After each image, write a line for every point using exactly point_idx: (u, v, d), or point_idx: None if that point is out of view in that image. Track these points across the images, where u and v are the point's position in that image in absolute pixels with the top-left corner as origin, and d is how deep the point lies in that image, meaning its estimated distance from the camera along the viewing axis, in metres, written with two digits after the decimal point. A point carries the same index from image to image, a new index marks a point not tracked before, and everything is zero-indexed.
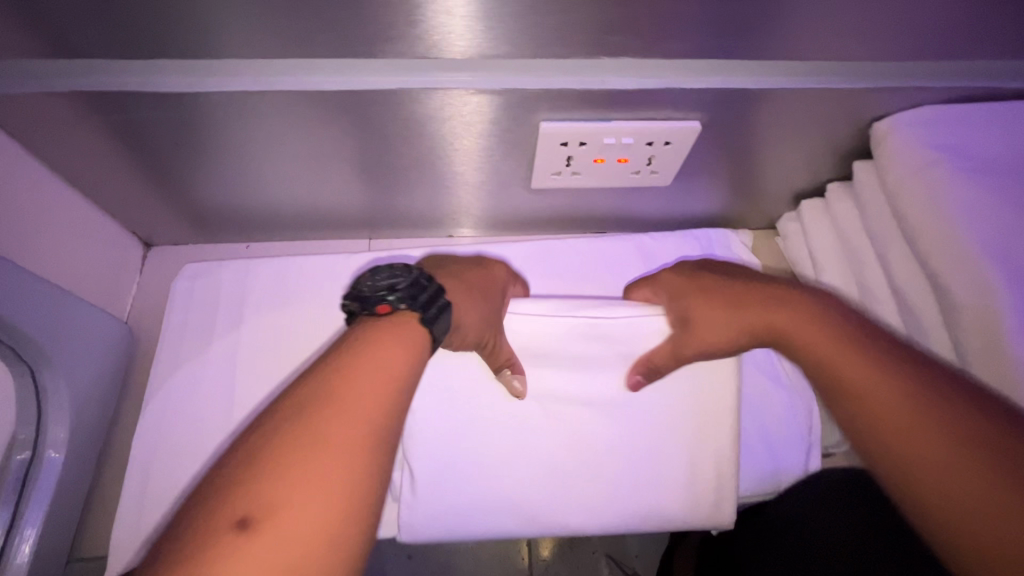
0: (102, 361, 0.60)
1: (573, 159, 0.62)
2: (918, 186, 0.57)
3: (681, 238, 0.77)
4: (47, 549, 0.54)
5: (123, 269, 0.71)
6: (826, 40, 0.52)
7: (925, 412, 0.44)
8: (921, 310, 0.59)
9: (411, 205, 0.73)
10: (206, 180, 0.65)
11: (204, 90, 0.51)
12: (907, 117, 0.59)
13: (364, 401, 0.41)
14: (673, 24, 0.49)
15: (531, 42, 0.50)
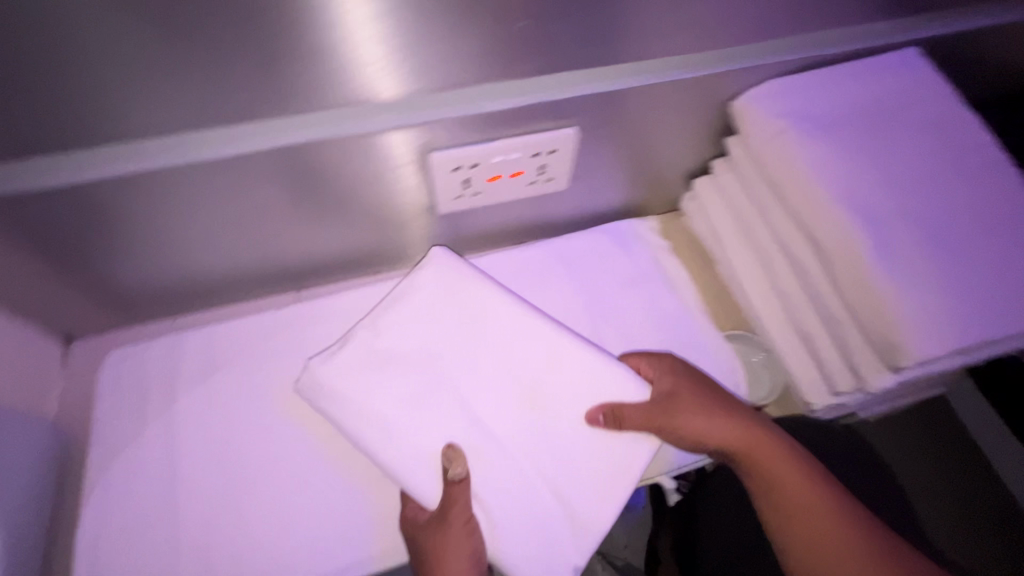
0: (31, 461, 0.59)
1: (469, 181, 0.66)
2: (776, 151, 0.64)
3: (591, 234, 0.81)
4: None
5: (44, 368, 0.70)
6: (661, 37, 0.58)
7: (842, 521, 0.56)
8: (803, 261, 0.65)
9: (330, 252, 0.75)
10: (116, 265, 0.65)
11: (91, 179, 0.52)
12: (756, 94, 0.66)
13: (468, 547, 0.59)
14: (521, 44, 0.54)
15: (399, 81, 0.54)
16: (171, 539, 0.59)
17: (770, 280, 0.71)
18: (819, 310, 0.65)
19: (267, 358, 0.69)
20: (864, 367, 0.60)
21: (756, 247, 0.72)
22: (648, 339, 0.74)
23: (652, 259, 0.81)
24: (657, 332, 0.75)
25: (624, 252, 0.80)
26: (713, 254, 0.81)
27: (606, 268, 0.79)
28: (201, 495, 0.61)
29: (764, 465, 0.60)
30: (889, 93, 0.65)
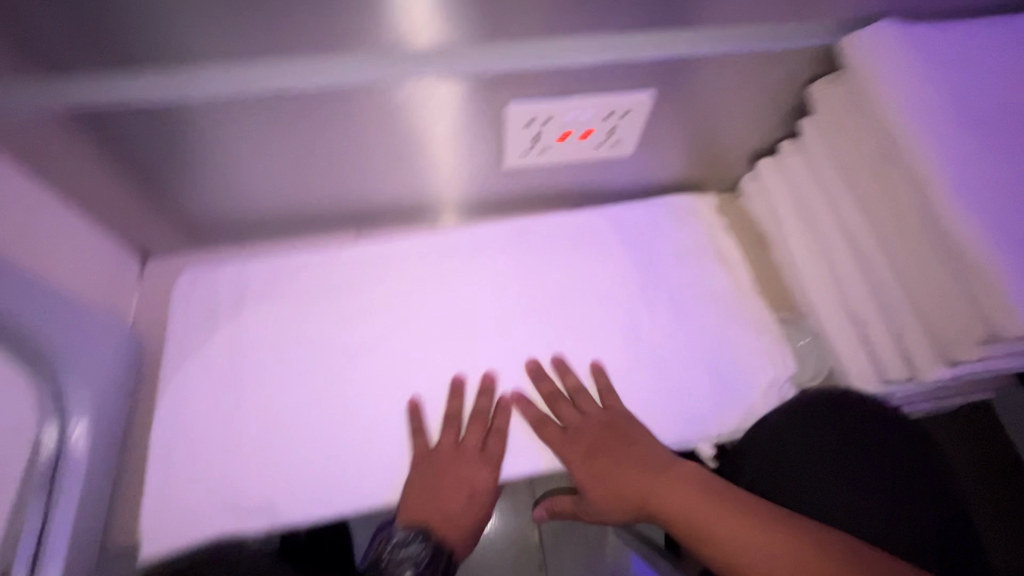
0: (115, 364, 0.63)
1: (540, 136, 0.66)
2: (883, 92, 0.57)
3: (649, 206, 0.82)
4: (120, 520, 0.62)
5: (124, 279, 0.73)
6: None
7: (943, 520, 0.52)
8: (834, 251, 0.69)
9: (376, 197, 0.76)
10: (206, 192, 0.69)
11: (190, 97, 0.54)
12: (877, 31, 0.59)
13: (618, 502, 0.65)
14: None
15: (464, 27, 0.53)
16: (329, 425, 0.65)
17: (826, 262, 0.71)
18: (877, 297, 0.64)
19: (366, 275, 0.74)
20: (917, 355, 0.59)
21: (818, 234, 0.71)
22: (663, 325, 0.73)
23: (703, 234, 0.81)
24: (676, 321, 0.73)
25: (673, 226, 0.81)
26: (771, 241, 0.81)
27: (659, 240, 0.79)
28: (334, 403, 0.66)
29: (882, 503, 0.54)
30: (996, 41, 0.60)
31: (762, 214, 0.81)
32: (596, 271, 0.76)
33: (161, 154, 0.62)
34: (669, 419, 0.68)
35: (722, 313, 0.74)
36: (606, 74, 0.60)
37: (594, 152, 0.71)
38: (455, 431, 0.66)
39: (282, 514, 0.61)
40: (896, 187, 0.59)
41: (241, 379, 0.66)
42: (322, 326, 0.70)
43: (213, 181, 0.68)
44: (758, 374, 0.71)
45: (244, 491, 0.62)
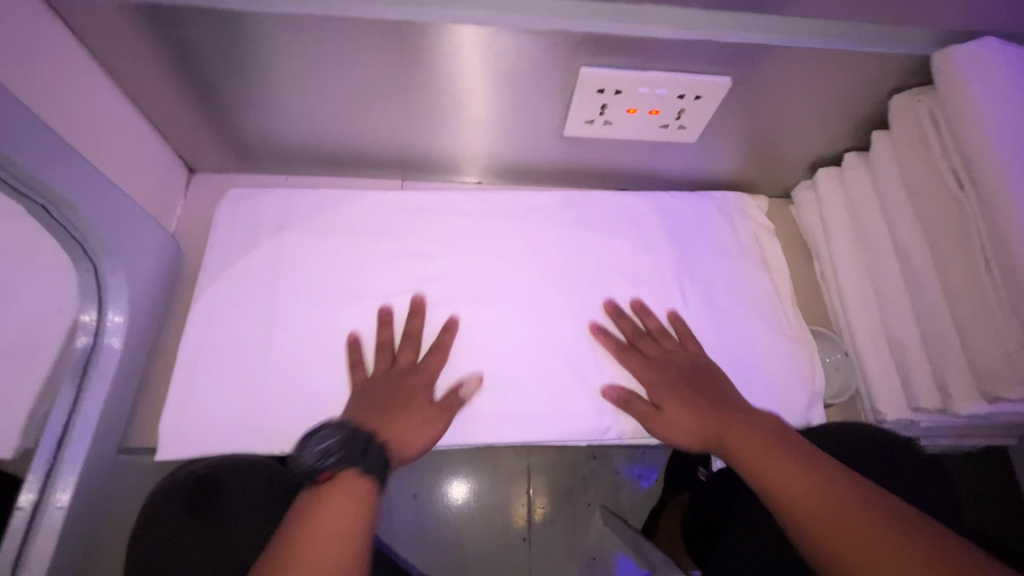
0: (154, 269, 0.64)
1: (607, 107, 0.65)
2: (971, 114, 0.55)
3: (698, 199, 0.80)
4: (141, 423, 0.63)
5: (170, 187, 0.74)
6: None
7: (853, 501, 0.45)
8: (884, 272, 0.68)
9: (424, 145, 0.75)
10: (263, 114, 0.69)
11: (271, 11, 0.53)
12: (972, 48, 0.56)
13: (705, 425, 0.59)
14: None
15: None
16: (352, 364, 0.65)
17: (875, 282, 0.70)
18: (921, 325, 0.63)
19: (404, 223, 0.73)
20: (954, 389, 0.59)
21: (871, 252, 0.70)
22: (699, 321, 0.72)
23: (751, 236, 0.79)
24: (711, 319, 0.73)
25: (722, 223, 0.79)
26: (818, 252, 0.79)
27: (704, 234, 0.78)
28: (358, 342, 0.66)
29: (760, 468, 0.52)
30: None
31: (813, 225, 0.80)
32: (636, 258, 0.75)
33: (226, 67, 0.61)
34: None
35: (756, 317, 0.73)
36: (694, 51, 0.58)
37: (657, 133, 0.69)
38: (358, 355, 0.64)
39: (298, 443, 0.61)
40: (968, 212, 0.57)
41: (273, 303, 0.66)
42: (357, 264, 0.70)
43: (272, 103, 0.67)
44: (790, 382, 0.69)
45: (262, 414, 0.62)
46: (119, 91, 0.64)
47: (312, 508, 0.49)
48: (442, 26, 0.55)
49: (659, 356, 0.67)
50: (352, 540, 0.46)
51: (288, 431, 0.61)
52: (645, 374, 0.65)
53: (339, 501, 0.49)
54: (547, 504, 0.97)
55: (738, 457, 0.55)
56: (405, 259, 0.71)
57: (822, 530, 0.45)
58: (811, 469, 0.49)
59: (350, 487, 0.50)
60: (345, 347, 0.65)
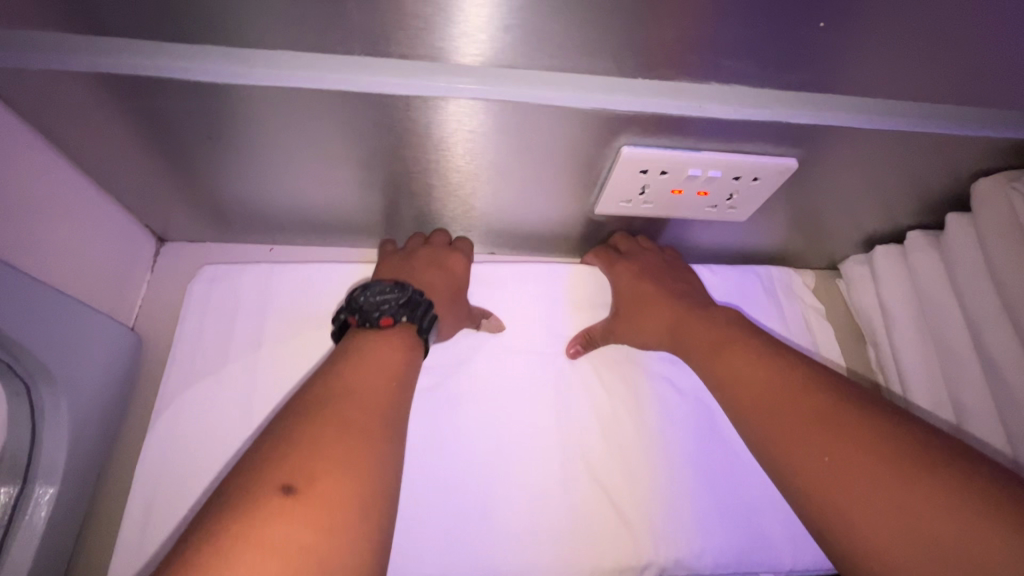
0: (106, 376, 0.53)
1: (648, 187, 0.55)
2: None
3: (740, 276, 0.73)
4: (88, 562, 0.53)
5: (133, 264, 0.63)
6: (926, 64, 0.45)
7: (855, 428, 0.44)
8: (964, 377, 0.60)
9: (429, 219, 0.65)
10: (243, 187, 0.59)
11: (251, 83, 0.44)
12: None
13: (683, 318, 0.59)
14: (763, 50, 0.43)
15: (597, 54, 0.43)
16: None
17: (952, 387, 0.61)
18: (1015, 448, 0.55)
19: None
20: None
21: (947, 352, 0.61)
22: None
23: (797, 320, 0.72)
24: None
25: (766, 306, 0.72)
26: (874, 338, 0.70)
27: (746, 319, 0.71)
28: None
29: (764, 396, 0.49)
30: None
31: (869, 308, 0.71)
32: None
33: (198, 140, 0.51)
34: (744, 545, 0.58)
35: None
36: (755, 132, 0.49)
37: (701, 212, 0.60)
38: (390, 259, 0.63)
39: None
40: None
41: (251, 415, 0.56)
42: None
43: (254, 176, 0.57)
44: None
45: None
46: (72, 164, 0.54)
47: (363, 352, 0.49)
48: (459, 103, 0.46)
49: (635, 289, 0.62)
50: (380, 420, 0.43)
51: None
52: (626, 304, 0.62)
53: (387, 356, 0.49)
54: None
55: (701, 359, 0.56)
56: None
57: (823, 482, 0.43)
58: (831, 422, 0.45)
59: (402, 342, 0.51)
60: None
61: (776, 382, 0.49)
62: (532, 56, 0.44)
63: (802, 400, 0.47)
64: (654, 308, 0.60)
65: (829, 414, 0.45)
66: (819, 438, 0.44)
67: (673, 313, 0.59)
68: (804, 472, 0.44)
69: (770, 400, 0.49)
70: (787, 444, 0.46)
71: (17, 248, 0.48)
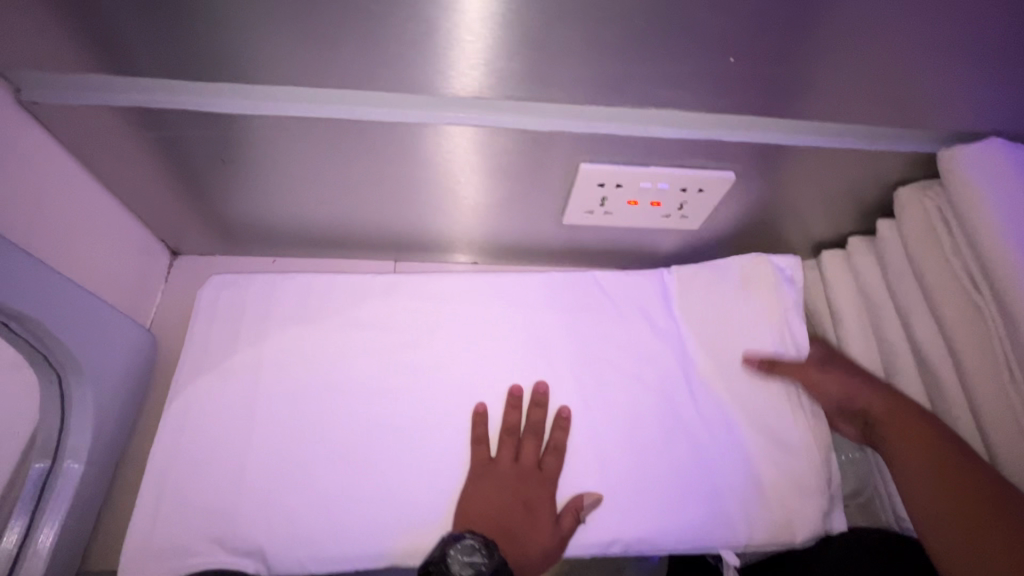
0: (125, 372, 0.60)
1: (607, 199, 0.63)
2: (984, 217, 0.54)
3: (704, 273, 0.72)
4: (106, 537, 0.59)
5: (149, 275, 0.71)
6: (835, 93, 0.52)
7: (949, 476, 0.54)
8: (900, 366, 0.66)
9: (418, 230, 0.73)
10: (249, 204, 0.66)
11: (258, 115, 0.52)
12: (980, 148, 0.55)
13: (877, 405, 0.63)
14: (692, 86, 0.51)
15: (551, 89, 0.51)
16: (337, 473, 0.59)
17: (889, 376, 0.67)
18: None
19: (392, 309, 0.69)
20: None
21: (885, 343, 0.67)
22: (708, 418, 0.67)
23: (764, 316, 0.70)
24: (720, 417, 0.67)
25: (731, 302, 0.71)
26: (824, 333, 0.77)
27: (711, 316, 0.71)
28: (344, 447, 0.61)
29: (914, 454, 0.57)
30: None
31: (820, 306, 0.77)
32: (642, 346, 0.70)
33: (212, 165, 0.59)
34: (707, 523, 0.62)
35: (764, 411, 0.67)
36: (693, 150, 0.57)
37: (658, 222, 0.67)
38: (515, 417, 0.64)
39: (275, 565, 0.56)
40: (992, 321, 0.55)
41: (254, 406, 0.62)
42: (344, 359, 0.65)
43: (260, 196, 0.65)
44: (804, 489, 0.64)
45: (235, 530, 0.56)
46: (100, 186, 0.61)
47: None
48: (434, 128, 0.54)
49: (865, 393, 0.64)
50: None
51: (258, 548, 0.56)
52: (832, 381, 0.66)
53: None
54: None
55: (887, 429, 0.61)
56: (396, 351, 0.66)
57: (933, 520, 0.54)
58: (938, 462, 0.55)
59: None
60: (333, 455, 0.60)
61: (920, 446, 0.57)
62: (498, 90, 0.51)
63: (932, 449, 0.56)
64: (840, 385, 0.65)
65: (952, 467, 0.54)
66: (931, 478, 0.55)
67: (854, 396, 0.64)
68: (936, 511, 0.54)
69: (929, 451, 0.56)
70: (925, 492, 0.55)
71: (52, 260, 0.55)
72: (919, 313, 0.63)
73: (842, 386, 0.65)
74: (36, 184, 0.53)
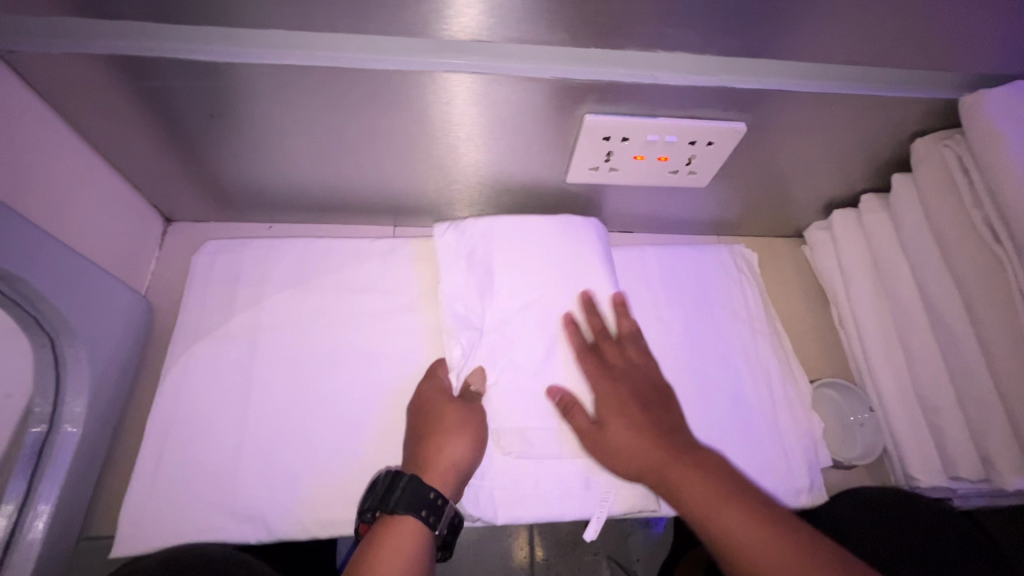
0: (120, 336, 0.59)
1: (613, 154, 0.61)
2: (1006, 165, 0.51)
3: (695, 255, 0.75)
4: (105, 503, 0.58)
5: (142, 242, 0.69)
6: (854, 32, 0.50)
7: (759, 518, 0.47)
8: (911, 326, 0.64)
9: (418, 191, 0.70)
10: (242, 165, 0.64)
11: (246, 62, 0.49)
12: (1003, 92, 0.53)
13: (647, 442, 0.52)
14: (703, 25, 0.48)
15: (554, 30, 0.48)
16: (338, 437, 0.59)
17: (900, 335, 0.66)
18: (956, 385, 0.60)
19: (390, 272, 0.67)
20: (997, 458, 0.55)
21: (896, 303, 0.66)
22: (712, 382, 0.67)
23: (751, 298, 0.73)
24: (719, 383, 0.67)
25: (720, 281, 0.73)
26: (833, 295, 0.75)
27: (705, 292, 0.72)
28: (345, 410, 0.60)
29: (694, 490, 0.50)
30: None
31: (830, 268, 0.75)
32: (644, 314, 0.70)
33: (201, 121, 0.57)
34: None
35: (757, 379, 0.68)
36: (703, 98, 0.54)
37: (665, 178, 0.65)
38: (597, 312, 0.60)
39: (276, 528, 0.55)
40: (1009, 272, 0.53)
41: (252, 370, 0.60)
42: (342, 324, 0.64)
43: (253, 155, 0.62)
44: (791, 454, 0.64)
45: (237, 493, 0.55)
46: (86, 145, 0.59)
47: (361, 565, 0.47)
48: (433, 77, 0.51)
49: (632, 445, 0.52)
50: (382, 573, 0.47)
51: (260, 513, 0.55)
52: (623, 436, 0.53)
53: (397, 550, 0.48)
54: (547, 555, 0.82)
55: (664, 484, 0.51)
56: (396, 314, 0.65)
57: (728, 544, 0.47)
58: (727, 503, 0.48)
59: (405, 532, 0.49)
60: (332, 418, 0.59)
61: (668, 455, 0.52)
62: (500, 33, 0.49)
63: (720, 497, 0.49)
64: (642, 433, 0.53)
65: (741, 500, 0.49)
66: (737, 514, 0.48)
67: (647, 443, 0.52)
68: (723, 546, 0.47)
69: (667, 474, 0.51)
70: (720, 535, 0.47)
71: (39, 219, 0.53)
72: (932, 270, 0.61)
73: (633, 447, 0.52)
74: (19, 141, 0.51)
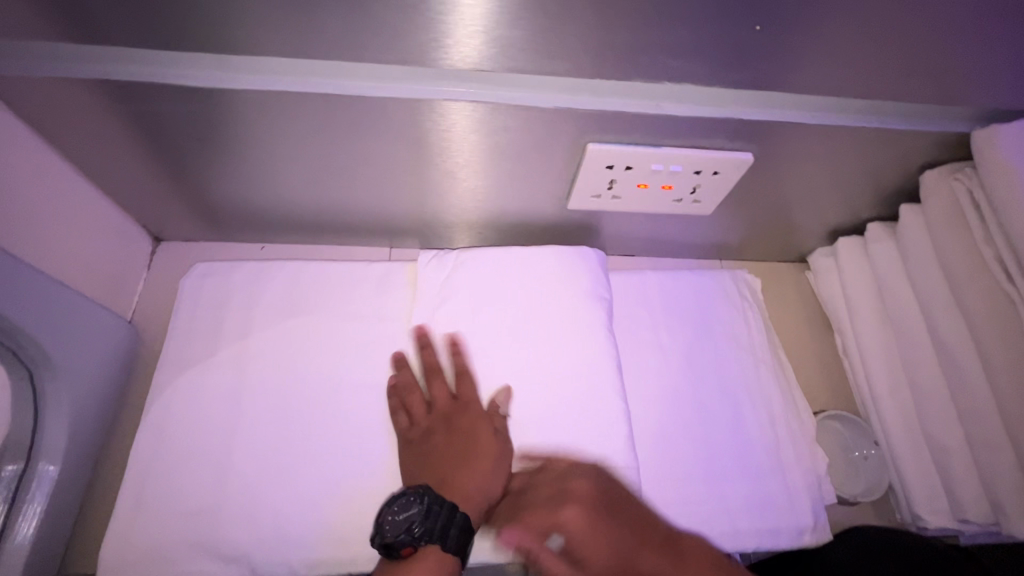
0: (104, 365, 0.57)
1: (615, 183, 0.59)
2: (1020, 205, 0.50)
3: (697, 281, 0.73)
4: (86, 538, 0.57)
5: (130, 263, 0.67)
6: (865, 68, 0.48)
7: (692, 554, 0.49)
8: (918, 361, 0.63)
9: (413, 214, 0.68)
10: (233, 188, 0.62)
11: (237, 88, 0.47)
12: (1017, 129, 0.51)
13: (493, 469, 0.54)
14: (710, 60, 0.46)
15: (558, 62, 0.47)
16: (327, 472, 0.57)
17: (906, 370, 0.64)
18: (965, 425, 0.58)
19: (385, 297, 0.65)
20: (1007, 503, 0.54)
21: (902, 336, 0.64)
22: (714, 415, 0.65)
23: (753, 325, 0.72)
24: (720, 415, 0.65)
25: (722, 308, 0.72)
26: (837, 324, 0.73)
27: (706, 319, 0.71)
28: (335, 444, 0.58)
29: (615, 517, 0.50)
30: None
31: (834, 296, 0.74)
32: (643, 342, 0.68)
33: (189, 145, 0.55)
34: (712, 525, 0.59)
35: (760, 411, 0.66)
36: (709, 130, 0.53)
37: (668, 206, 0.63)
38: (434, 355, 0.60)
39: (263, 569, 0.53)
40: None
41: (241, 401, 0.58)
42: (334, 352, 0.62)
43: (244, 178, 0.61)
44: (795, 490, 0.62)
45: (222, 532, 0.53)
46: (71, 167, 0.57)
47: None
48: (432, 105, 0.50)
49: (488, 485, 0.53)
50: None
51: (245, 552, 0.53)
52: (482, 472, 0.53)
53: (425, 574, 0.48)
54: None
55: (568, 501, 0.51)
56: (389, 342, 0.63)
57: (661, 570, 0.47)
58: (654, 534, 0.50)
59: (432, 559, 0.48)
60: (321, 452, 0.57)
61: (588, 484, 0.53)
62: (501, 63, 0.47)
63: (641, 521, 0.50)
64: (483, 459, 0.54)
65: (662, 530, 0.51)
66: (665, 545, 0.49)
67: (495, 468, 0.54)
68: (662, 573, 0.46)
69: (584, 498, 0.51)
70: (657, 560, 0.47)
71: (20, 247, 0.51)
72: (941, 306, 0.60)
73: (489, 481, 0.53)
74: None
